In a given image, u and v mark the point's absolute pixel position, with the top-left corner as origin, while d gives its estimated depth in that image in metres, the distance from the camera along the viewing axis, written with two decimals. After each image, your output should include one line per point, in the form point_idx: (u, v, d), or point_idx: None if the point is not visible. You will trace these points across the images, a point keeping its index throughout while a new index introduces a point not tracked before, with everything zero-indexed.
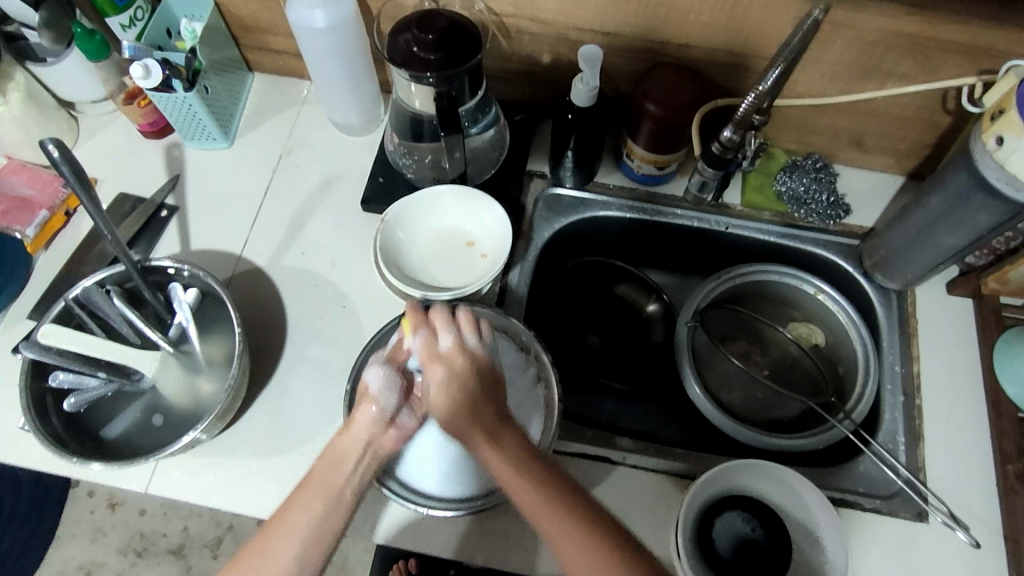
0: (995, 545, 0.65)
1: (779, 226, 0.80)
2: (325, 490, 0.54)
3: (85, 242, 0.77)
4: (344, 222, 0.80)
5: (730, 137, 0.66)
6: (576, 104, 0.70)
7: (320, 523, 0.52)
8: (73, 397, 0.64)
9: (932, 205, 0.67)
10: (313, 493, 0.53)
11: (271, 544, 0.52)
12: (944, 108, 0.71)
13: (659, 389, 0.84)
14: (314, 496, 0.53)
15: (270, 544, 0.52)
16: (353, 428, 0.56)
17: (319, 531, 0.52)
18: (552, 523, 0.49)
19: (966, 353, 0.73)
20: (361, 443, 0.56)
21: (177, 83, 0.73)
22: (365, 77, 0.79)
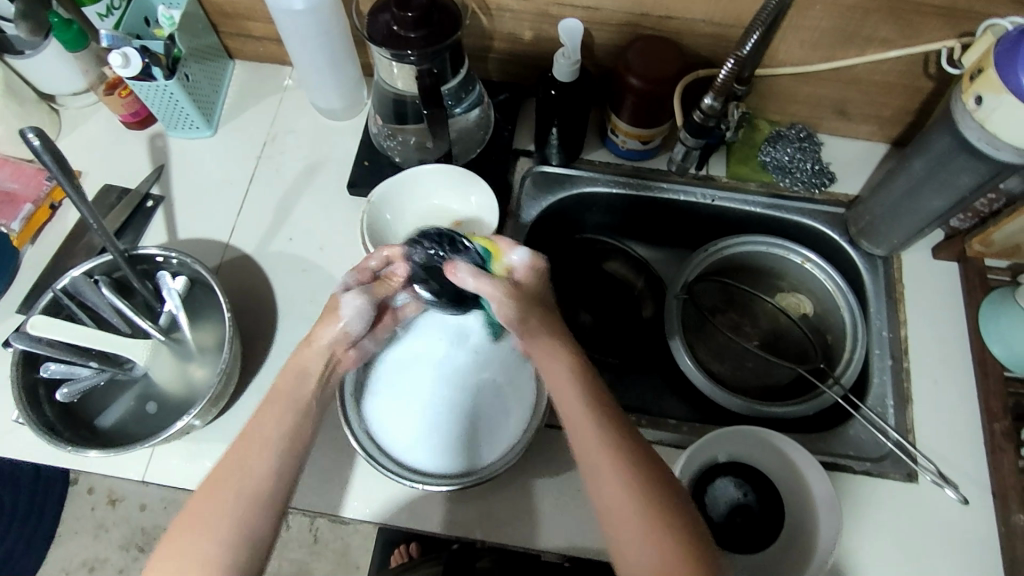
0: (984, 501, 0.66)
1: (764, 196, 0.80)
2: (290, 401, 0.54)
3: (72, 234, 0.76)
4: (331, 207, 0.80)
5: (712, 105, 0.66)
6: (559, 79, 0.70)
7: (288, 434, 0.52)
8: (66, 387, 0.64)
9: (915, 168, 0.67)
10: (282, 402, 0.53)
11: (245, 459, 0.50)
12: (926, 73, 0.71)
13: (652, 362, 0.84)
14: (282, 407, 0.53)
15: (245, 456, 0.50)
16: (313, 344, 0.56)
17: (290, 442, 0.52)
18: (609, 470, 0.49)
19: (952, 315, 0.74)
20: (321, 360, 0.56)
21: (157, 71, 0.73)
22: (346, 60, 0.78)
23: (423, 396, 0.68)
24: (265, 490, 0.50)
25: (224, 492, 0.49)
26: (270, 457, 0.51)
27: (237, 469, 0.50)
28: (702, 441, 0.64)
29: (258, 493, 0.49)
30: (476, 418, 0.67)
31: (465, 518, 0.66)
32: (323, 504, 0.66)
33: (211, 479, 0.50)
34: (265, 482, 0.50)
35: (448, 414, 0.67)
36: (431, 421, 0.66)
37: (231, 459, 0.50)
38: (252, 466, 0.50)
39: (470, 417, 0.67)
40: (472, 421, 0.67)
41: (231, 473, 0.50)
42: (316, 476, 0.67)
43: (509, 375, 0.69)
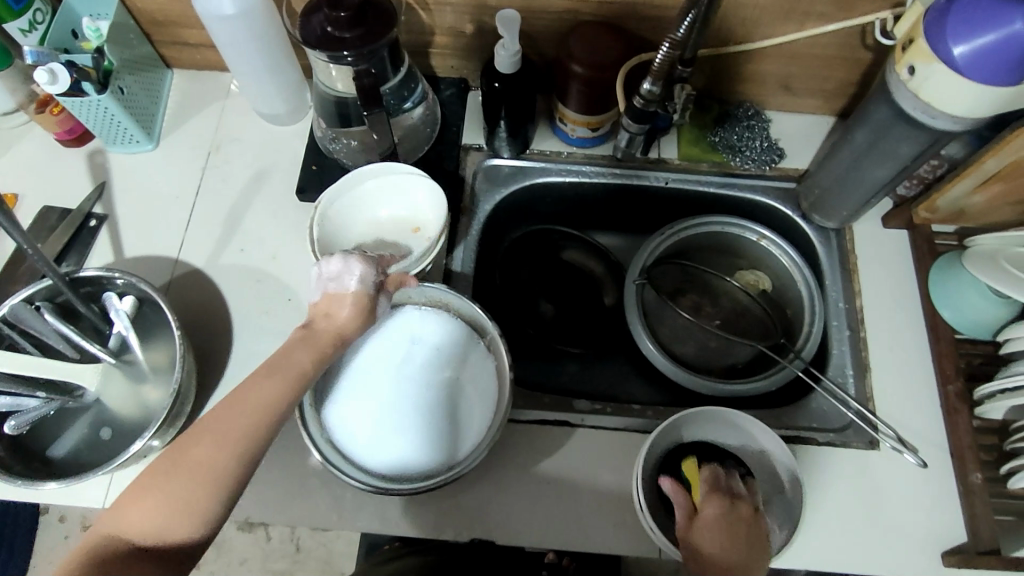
0: (943, 463, 0.67)
1: (717, 176, 0.81)
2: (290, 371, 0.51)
3: (11, 262, 0.74)
4: (281, 214, 0.78)
5: (651, 90, 0.66)
6: (501, 71, 0.69)
7: (268, 408, 0.49)
8: (14, 419, 0.62)
9: (858, 140, 0.68)
10: (309, 345, 0.54)
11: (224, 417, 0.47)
12: (864, 45, 0.72)
13: (617, 348, 0.84)
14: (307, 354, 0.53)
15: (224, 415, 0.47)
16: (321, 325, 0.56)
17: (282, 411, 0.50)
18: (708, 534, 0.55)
19: (903, 282, 0.75)
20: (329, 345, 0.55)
21: (87, 85, 0.70)
22: (286, 64, 0.77)
23: (386, 395, 0.68)
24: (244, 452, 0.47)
25: (207, 445, 0.46)
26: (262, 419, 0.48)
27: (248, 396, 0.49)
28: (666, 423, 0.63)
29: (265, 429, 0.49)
30: (439, 415, 0.67)
31: (436, 520, 0.66)
32: (290, 517, 0.65)
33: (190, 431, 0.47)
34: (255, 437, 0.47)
35: (409, 411, 0.67)
36: (391, 419, 0.66)
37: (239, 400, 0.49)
38: (224, 426, 0.47)
39: (431, 414, 0.67)
40: (435, 419, 0.67)
41: (217, 421, 0.47)
42: (282, 489, 0.66)
43: (467, 371, 0.69)
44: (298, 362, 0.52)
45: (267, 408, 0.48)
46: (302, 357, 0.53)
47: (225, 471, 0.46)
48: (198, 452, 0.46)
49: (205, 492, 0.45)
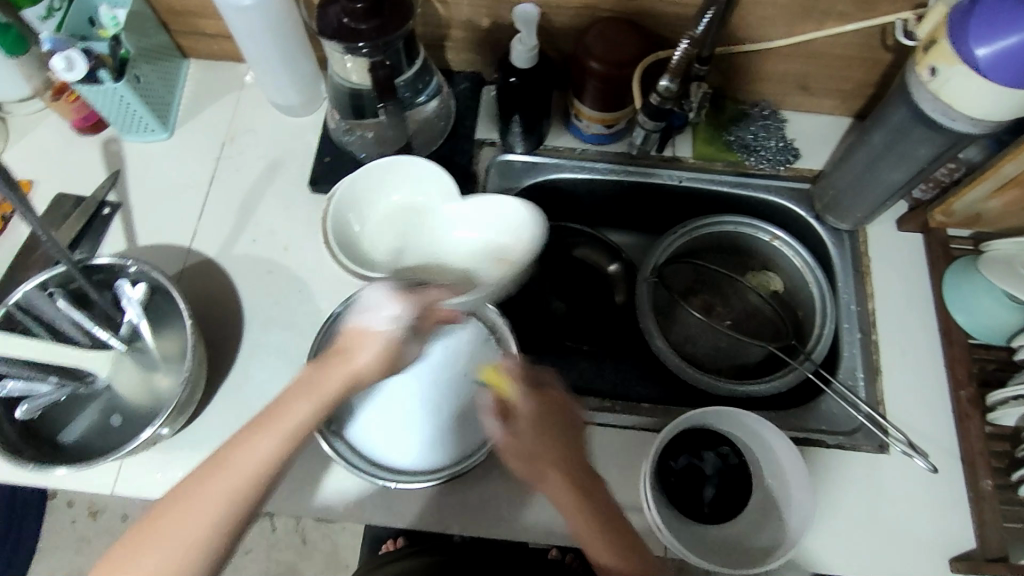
0: (953, 468, 0.67)
1: (731, 176, 0.80)
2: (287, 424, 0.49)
3: (25, 248, 0.74)
4: (294, 205, 0.78)
5: (669, 87, 0.66)
6: (517, 66, 0.69)
7: (253, 475, 0.47)
8: (25, 405, 0.62)
9: (875, 141, 0.67)
10: (308, 390, 0.50)
11: (208, 486, 0.46)
12: (884, 45, 0.71)
13: (627, 347, 0.84)
14: (303, 404, 0.50)
15: (207, 481, 0.46)
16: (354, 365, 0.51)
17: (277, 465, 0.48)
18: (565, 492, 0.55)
19: (917, 285, 0.75)
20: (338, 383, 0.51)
21: (104, 73, 0.70)
22: (301, 55, 0.77)
23: (405, 404, 0.66)
24: (230, 519, 0.47)
25: (188, 518, 0.46)
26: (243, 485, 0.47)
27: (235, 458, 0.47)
28: (676, 422, 0.62)
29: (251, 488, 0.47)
30: (452, 415, 0.66)
31: (444, 514, 0.66)
32: (296, 508, 0.66)
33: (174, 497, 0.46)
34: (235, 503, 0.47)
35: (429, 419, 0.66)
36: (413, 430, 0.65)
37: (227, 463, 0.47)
38: (207, 497, 0.46)
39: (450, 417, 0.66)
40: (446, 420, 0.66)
41: (202, 491, 0.46)
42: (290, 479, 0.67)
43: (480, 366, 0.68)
44: (293, 415, 0.49)
45: (252, 473, 0.47)
46: (302, 410, 0.50)
47: (206, 545, 0.46)
48: (178, 527, 0.46)
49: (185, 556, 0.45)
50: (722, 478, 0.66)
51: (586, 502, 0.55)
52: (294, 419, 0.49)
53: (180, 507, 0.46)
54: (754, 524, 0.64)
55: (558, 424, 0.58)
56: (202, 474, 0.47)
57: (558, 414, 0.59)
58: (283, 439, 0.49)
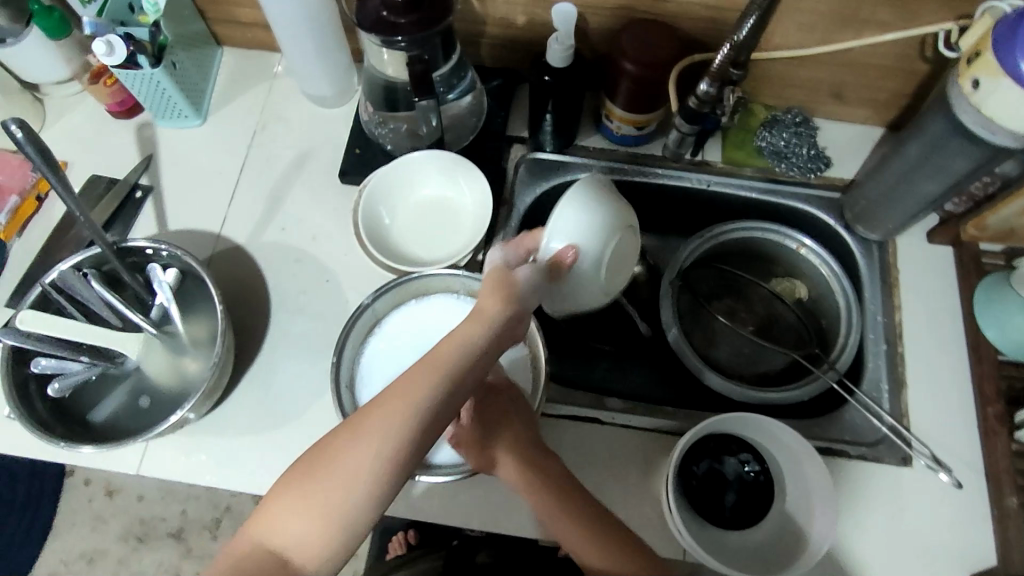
0: (977, 484, 0.66)
1: (760, 181, 0.80)
2: (438, 374, 0.44)
3: (58, 228, 0.75)
4: (323, 195, 0.79)
5: (707, 91, 0.66)
6: (552, 65, 0.69)
7: (410, 427, 0.43)
8: (57, 381, 0.64)
9: (911, 152, 0.67)
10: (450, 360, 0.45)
11: (359, 443, 0.44)
12: (922, 56, 0.71)
13: (647, 349, 0.84)
14: (428, 378, 0.44)
15: (354, 439, 0.44)
16: (486, 316, 0.48)
17: (436, 421, 0.44)
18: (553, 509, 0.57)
19: (946, 299, 0.74)
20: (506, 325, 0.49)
21: (143, 59, 0.71)
22: (336, 47, 0.77)
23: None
24: (380, 481, 0.44)
25: (340, 477, 0.44)
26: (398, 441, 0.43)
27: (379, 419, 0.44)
28: (701, 427, 0.62)
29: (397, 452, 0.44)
30: None
31: (464, 508, 0.66)
32: None
33: (316, 454, 0.45)
34: (382, 469, 0.43)
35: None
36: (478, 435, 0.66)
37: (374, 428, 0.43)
38: (365, 451, 0.44)
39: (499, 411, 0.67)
40: None
41: (348, 450, 0.44)
42: None
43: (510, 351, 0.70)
44: (444, 365, 0.45)
45: (405, 433, 0.43)
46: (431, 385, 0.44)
47: (353, 512, 0.44)
48: (326, 489, 0.44)
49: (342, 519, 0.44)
50: (743, 484, 0.67)
51: (572, 509, 0.57)
52: (439, 366, 0.45)
53: (319, 475, 0.44)
54: (777, 529, 0.64)
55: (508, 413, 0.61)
56: (349, 429, 0.45)
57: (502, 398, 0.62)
58: (442, 388, 0.44)
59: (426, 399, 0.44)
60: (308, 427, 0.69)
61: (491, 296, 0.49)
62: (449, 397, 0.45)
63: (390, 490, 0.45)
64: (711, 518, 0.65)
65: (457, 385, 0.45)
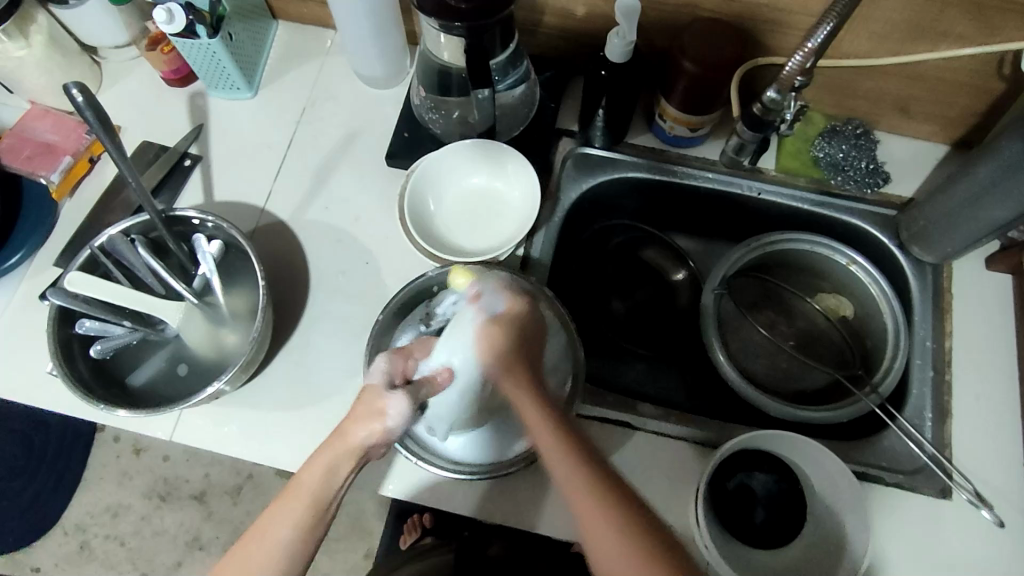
0: (1018, 523, 0.64)
1: (813, 193, 0.77)
2: (306, 499, 0.50)
3: (108, 191, 0.76)
4: (368, 177, 0.79)
5: (774, 98, 0.64)
6: (611, 59, 0.67)
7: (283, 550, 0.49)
8: (100, 343, 0.65)
9: (979, 175, 0.64)
10: (329, 454, 0.52)
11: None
12: (999, 74, 0.67)
13: (682, 355, 0.83)
14: (295, 509, 0.49)
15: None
16: (350, 439, 0.52)
17: (298, 553, 0.49)
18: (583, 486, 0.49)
19: (1001, 329, 0.71)
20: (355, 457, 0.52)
21: (201, 29, 0.71)
22: (391, 28, 0.76)
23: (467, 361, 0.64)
24: None
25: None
26: (276, 554, 0.49)
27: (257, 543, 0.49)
28: (737, 440, 0.61)
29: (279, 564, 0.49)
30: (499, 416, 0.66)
31: (486, 501, 0.66)
32: None
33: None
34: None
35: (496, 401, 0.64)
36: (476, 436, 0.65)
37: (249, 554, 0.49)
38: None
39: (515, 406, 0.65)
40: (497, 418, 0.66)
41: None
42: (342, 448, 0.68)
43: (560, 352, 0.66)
44: (312, 482, 0.51)
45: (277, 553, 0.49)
46: (315, 476, 0.51)
47: None
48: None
49: None
50: (772, 502, 0.66)
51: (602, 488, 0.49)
52: (300, 502, 0.50)
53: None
54: (805, 552, 0.63)
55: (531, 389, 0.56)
56: (227, 560, 0.49)
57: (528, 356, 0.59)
58: (302, 520, 0.49)
59: (286, 527, 0.49)
60: (337, 407, 0.69)
61: (360, 426, 0.53)
62: (318, 517, 0.50)
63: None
64: (737, 532, 0.65)
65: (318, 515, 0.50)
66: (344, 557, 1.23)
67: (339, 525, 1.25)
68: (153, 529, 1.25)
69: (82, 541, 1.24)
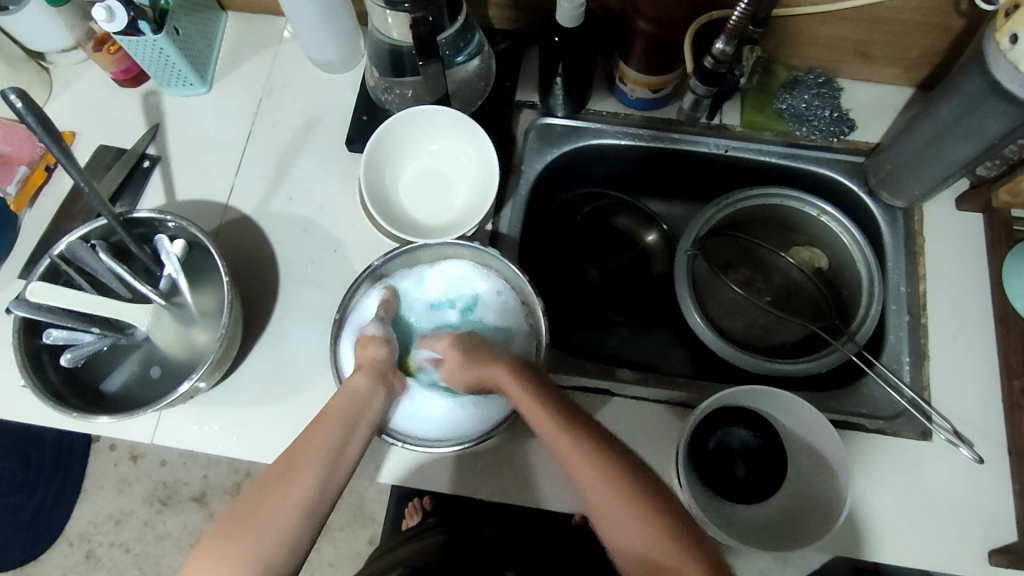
0: (999, 459, 0.65)
1: (780, 146, 0.77)
2: (342, 420, 0.58)
3: (69, 199, 0.75)
4: (330, 163, 0.78)
5: (724, 50, 0.63)
6: (562, 25, 0.66)
7: (332, 451, 0.56)
8: (70, 352, 0.64)
9: (941, 115, 0.63)
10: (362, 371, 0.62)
11: (294, 469, 0.54)
12: (956, 10, 0.66)
13: (661, 317, 0.84)
14: (339, 422, 0.58)
15: (290, 473, 0.54)
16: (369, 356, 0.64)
17: (336, 459, 0.56)
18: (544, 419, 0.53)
19: (974, 268, 0.71)
20: (372, 374, 0.62)
21: (144, 25, 0.69)
22: (340, 10, 0.75)
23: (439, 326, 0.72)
24: (327, 484, 0.54)
25: (302, 460, 0.55)
26: (325, 453, 0.56)
27: (303, 446, 0.56)
28: (717, 398, 0.61)
29: (329, 460, 0.55)
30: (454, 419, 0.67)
31: (470, 479, 0.66)
32: None
33: (260, 489, 0.52)
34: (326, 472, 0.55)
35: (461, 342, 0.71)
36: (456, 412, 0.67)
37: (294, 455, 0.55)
38: (297, 484, 0.53)
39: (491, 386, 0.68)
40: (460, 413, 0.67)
41: (286, 473, 0.54)
42: None
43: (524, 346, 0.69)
44: (351, 394, 0.60)
45: (326, 448, 0.56)
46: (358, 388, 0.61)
47: (309, 509, 0.53)
48: (293, 464, 0.54)
49: (298, 526, 0.51)
50: (750, 456, 0.67)
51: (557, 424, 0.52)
52: (336, 417, 0.58)
53: (268, 497, 0.52)
54: (788, 502, 0.63)
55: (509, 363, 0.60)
56: (303, 435, 0.57)
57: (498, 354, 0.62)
58: (342, 428, 0.58)
59: (330, 436, 0.57)
60: (317, 396, 0.69)
61: (375, 347, 0.65)
62: (354, 427, 0.58)
63: (314, 523, 0.53)
64: (730, 492, 0.66)
65: (350, 432, 0.58)
66: (349, 545, 1.24)
67: (341, 514, 1.25)
68: (157, 533, 1.26)
69: (87, 551, 1.25)
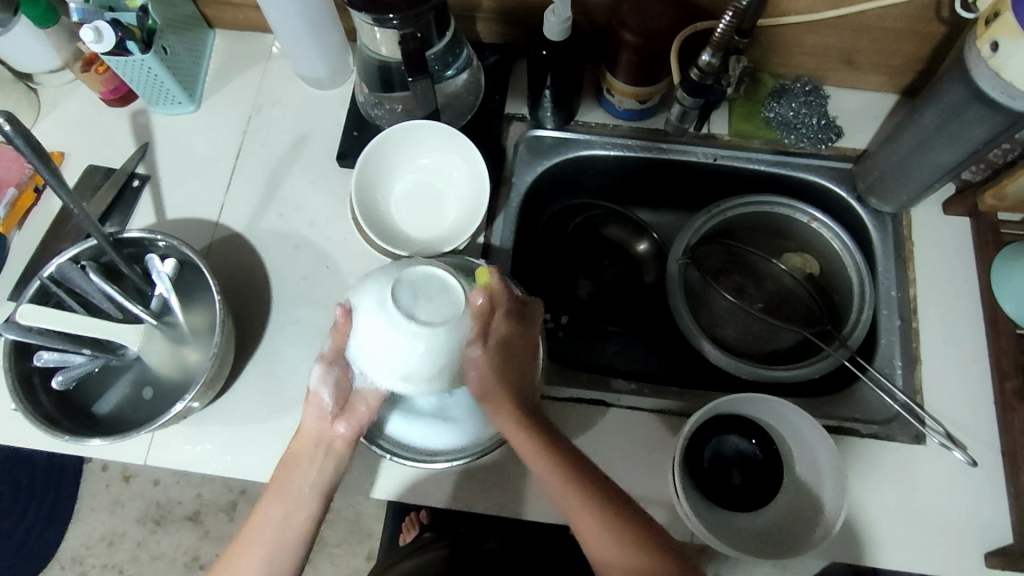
0: (993, 461, 0.65)
1: (770, 153, 0.77)
2: (286, 494, 0.58)
3: (58, 219, 0.75)
4: (321, 179, 0.78)
5: (710, 62, 0.63)
6: (550, 38, 0.67)
7: (276, 529, 0.57)
8: (61, 374, 0.63)
9: (926, 121, 0.64)
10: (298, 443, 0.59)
11: (243, 550, 0.56)
12: (938, 17, 0.67)
13: (655, 328, 0.84)
14: (280, 498, 0.58)
15: (239, 556, 0.56)
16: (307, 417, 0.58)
17: (284, 537, 0.57)
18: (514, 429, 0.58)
19: (963, 271, 0.72)
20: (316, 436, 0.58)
21: (133, 45, 0.69)
22: (328, 26, 0.75)
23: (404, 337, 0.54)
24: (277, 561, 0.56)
25: (251, 540, 0.57)
26: (273, 528, 0.57)
27: (254, 524, 0.57)
28: (710, 406, 0.60)
29: (276, 539, 0.56)
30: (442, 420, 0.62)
31: (468, 492, 0.66)
32: None
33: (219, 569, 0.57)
34: (274, 551, 0.56)
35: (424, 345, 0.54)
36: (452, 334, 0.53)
37: (245, 537, 0.57)
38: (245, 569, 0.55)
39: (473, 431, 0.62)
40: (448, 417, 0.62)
41: (237, 556, 0.56)
42: None
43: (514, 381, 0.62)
44: (291, 470, 0.58)
45: (272, 525, 0.57)
46: (298, 455, 0.59)
47: None
48: (243, 545, 0.56)
49: None
50: (746, 465, 0.67)
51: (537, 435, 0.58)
52: (280, 493, 0.58)
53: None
54: (784, 511, 0.63)
55: (512, 356, 0.59)
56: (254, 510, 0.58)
57: (515, 344, 0.60)
58: (285, 504, 0.57)
59: (274, 513, 0.57)
60: None
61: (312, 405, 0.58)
62: (297, 503, 0.58)
63: None
64: (735, 499, 0.66)
65: (297, 502, 0.58)
66: (345, 562, 1.23)
67: (339, 530, 1.24)
68: (150, 554, 1.25)
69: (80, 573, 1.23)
